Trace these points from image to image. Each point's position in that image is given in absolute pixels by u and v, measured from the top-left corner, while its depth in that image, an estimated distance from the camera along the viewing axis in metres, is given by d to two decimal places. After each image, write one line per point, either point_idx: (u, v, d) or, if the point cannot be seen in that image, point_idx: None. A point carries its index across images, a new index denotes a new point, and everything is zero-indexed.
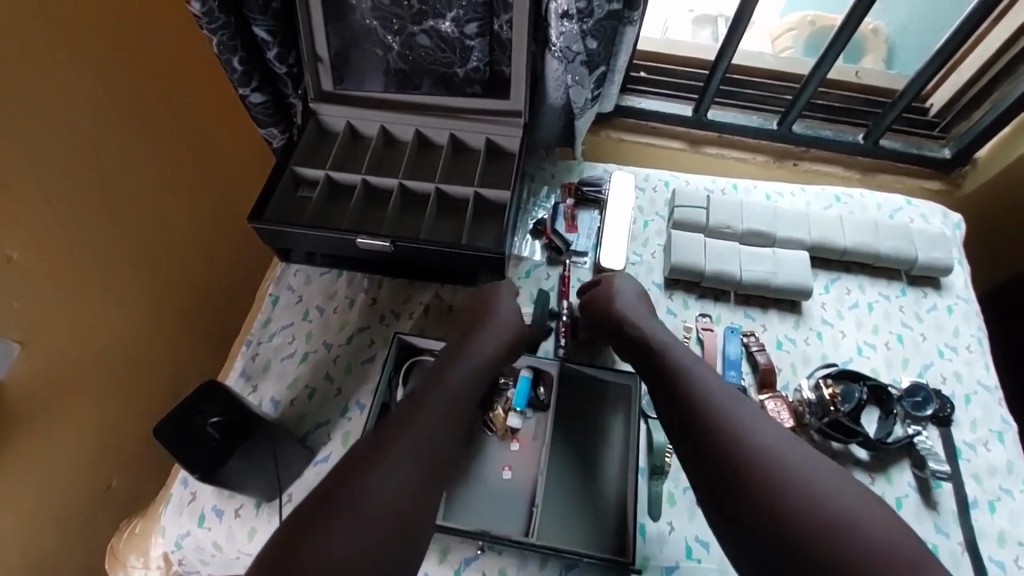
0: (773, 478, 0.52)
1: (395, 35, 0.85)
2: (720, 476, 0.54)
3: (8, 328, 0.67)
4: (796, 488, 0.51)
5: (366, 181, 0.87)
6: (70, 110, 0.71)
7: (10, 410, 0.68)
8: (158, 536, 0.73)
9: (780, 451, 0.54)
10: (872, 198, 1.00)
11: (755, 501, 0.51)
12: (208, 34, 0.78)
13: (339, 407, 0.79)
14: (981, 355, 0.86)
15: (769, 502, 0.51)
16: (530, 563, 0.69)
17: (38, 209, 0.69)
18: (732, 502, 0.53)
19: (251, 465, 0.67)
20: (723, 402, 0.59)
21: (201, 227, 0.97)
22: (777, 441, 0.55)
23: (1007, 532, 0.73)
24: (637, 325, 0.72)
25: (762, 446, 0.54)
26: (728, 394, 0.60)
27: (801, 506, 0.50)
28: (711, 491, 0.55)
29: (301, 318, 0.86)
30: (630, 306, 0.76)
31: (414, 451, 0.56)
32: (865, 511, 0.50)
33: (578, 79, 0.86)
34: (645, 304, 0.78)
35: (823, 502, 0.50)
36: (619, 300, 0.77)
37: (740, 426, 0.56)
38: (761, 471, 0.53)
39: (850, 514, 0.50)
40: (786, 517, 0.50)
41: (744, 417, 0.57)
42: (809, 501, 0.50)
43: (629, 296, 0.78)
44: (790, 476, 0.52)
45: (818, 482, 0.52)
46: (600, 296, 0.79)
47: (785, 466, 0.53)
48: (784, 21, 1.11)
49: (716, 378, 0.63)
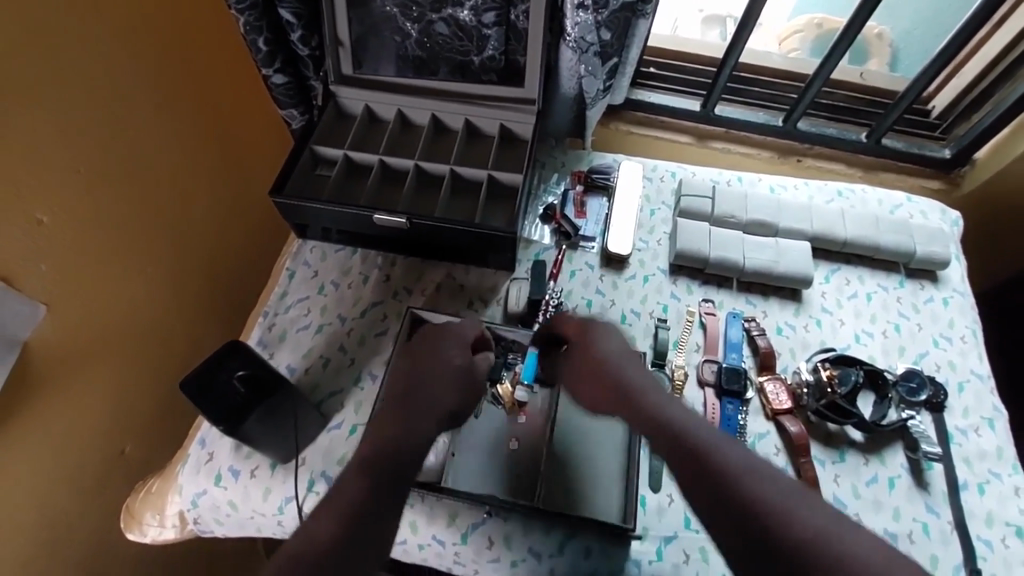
0: (750, 475, 0.49)
1: (414, 23, 0.88)
2: (702, 485, 0.51)
3: (36, 289, 0.69)
4: (770, 484, 0.49)
5: (382, 161, 0.90)
6: (103, 83, 0.74)
7: (36, 368, 0.70)
8: (175, 494, 0.76)
9: (757, 457, 0.52)
10: (873, 194, 1.02)
11: (735, 492, 0.48)
12: (236, 14, 0.82)
13: (352, 376, 0.82)
14: (975, 346, 0.89)
15: (749, 491, 0.48)
16: (534, 530, 0.71)
17: (67, 174, 0.71)
18: (727, 514, 0.48)
19: (268, 425, 0.70)
20: (701, 420, 0.57)
21: (219, 204, 1.00)
22: (749, 447, 0.53)
23: (995, 513, 0.76)
24: (626, 379, 0.64)
25: (737, 451, 0.52)
26: (711, 428, 0.56)
27: (776, 499, 0.47)
28: (708, 509, 0.49)
29: (317, 292, 0.89)
30: (615, 357, 0.68)
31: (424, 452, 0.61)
32: (842, 522, 0.46)
33: (591, 69, 0.89)
34: (632, 353, 0.69)
35: (795, 501, 0.47)
36: (602, 352, 0.69)
37: (720, 447, 0.53)
38: (738, 468, 0.50)
39: (829, 518, 0.46)
40: (766, 506, 0.47)
41: (719, 431, 0.56)
42: (788, 498, 0.47)
43: (610, 347, 0.69)
44: (767, 475, 0.49)
45: (795, 487, 0.49)
46: (580, 352, 0.71)
47: (759, 467, 0.50)
48: (790, 24, 1.14)
49: (700, 419, 0.57)
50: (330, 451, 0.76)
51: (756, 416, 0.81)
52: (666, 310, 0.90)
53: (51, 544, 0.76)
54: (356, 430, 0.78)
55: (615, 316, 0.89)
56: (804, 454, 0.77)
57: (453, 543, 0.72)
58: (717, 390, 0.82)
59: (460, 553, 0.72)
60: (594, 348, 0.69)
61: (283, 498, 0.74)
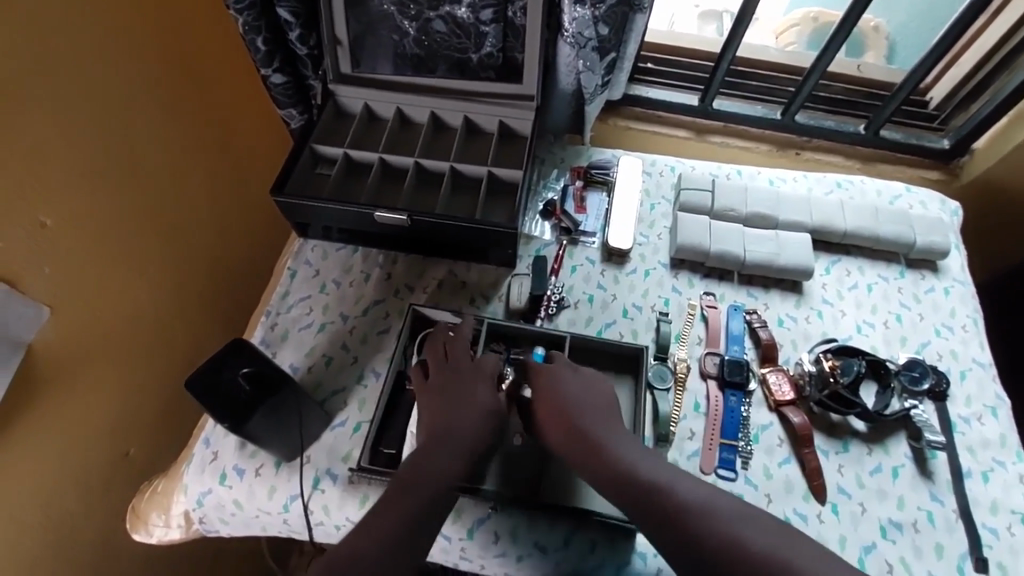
0: (718, 519, 0.57)
1: (412, 21, 0.88)
2: (671, 531, 0.57)
3: (40, 291, 0.69)
4: (710, 523, 0.57)
5: (382, 159, 0.90)
6: (104, 85, 0.74)
7: (39, 371, 0.70)
8: (180, 494, 0.76)
9: (696, 494, 0.59)
10: (872, 185, 1.03)
11: (683, 535, 0.57)
12: (234, 14, 0.82)
13: (356, 374, 0.82)
14: (976, 334, 0.89)
15: (695, 535, 0.56)
16: (540, 524, 0.71)
17: (69, 176, 0.71)
18: (699, 560, 0.55)
19: (273, 424, 0.71)
20: (645, 460, 0.64)
21: (220, 206, 1.00)
22: (687, 484, 0.61)
23: (1000, 500, 0.76)
24: (592, 429, 0.66)
25: (679, 491, 0.60)
26: (678, 474, 0.62)
27: (715, 538, 0.56)
28: (679, 553, 0.56)
29: (318, 290, 0.89)
30: (579, 404, 0.68)
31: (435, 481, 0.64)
32: (767, 545, 0.55)
33: (589, 65, 0.89)
34: (594, 396, 0.70)
35: (733, 535, 0.56)
36: (565, 396, 0.69)
37: (688, 494, 0.59)
38: (682, 512, 0.58)
39: (755, 546, 0.55)
40: (709, 547, 0.55)
41: (661, 472, 0.62)
42: (724, 534, 0.56)
43: (575, 391, 0.70)
44: (730, 515, 0.57)
45: (730, 519, 0.57)
46: (543, 395, 0.70)
47: (698, 503, 0.58)
48: (787, 17, 1.15)
49: (669, 467, 0.63)
50: (335, 449, 0.76)
51: (758, 407, 0.82)
52: (668, 303, 0.90)
53: (57, 547, 0.76)
54: (360, 428, 0.78)
55: (617, 311, 0.89)
56: (807, 445, 0.78)
57: (458, 539, 0.72)
58: (719, 382, 0.82)
59: (466, 548, 0.72)
60: (557, 392, 0.69)
61: (288, 497, 0.74)
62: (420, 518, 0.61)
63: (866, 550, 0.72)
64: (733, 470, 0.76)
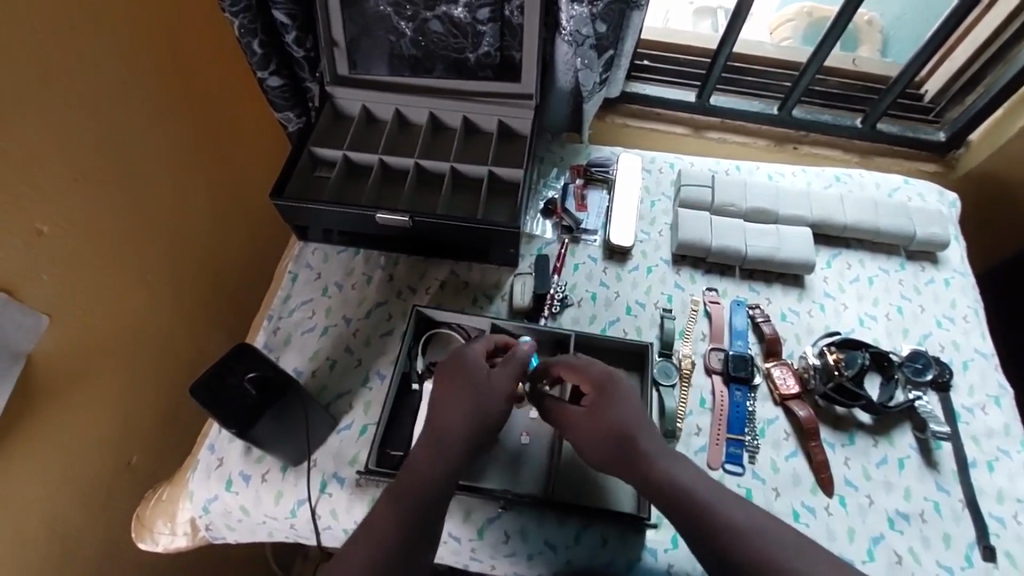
0: (747, 530, 0.57)
1: (408, 21, 0.88)
2: (704, 539, 0.57)
3: (39, 301, 0.69)
4: (739, 531, 0.57)
5: (382, 161, 0.90)
6: (99, 91, 0.73)
7: (37, 382, 0.69)
8: (186, 501, 0.76)
9: (724, 502, 0.59)
10: (871, 177, 1.03)
11: (714, 542, 0.57)
12: (230, 17, 0.81)
13: (360, 376, 0.82)
14: (978, 325, 0.89)
15: (724, 543, 0.56)
16: (548, 522, 0.71)
17: (66, 184, 0.70)
18: (724, 566, 0.56)
19: (279, 428, 0.71)
20: (677, 466, 0.63)
21: (218, 213, 0.99)
22: (715, 492, 0.60)
23: (1006, 489, 0.76)
24: (632, 438, 0.63)
25: (706, 499, 0.59)
26: (720, 490, 0.61)
27: (745, 545, 0.56)
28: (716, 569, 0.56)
29: (320, 293, 0.89)
30: (632, 426, 0.64)
31: (445, 484, 0.64)
32: (791, 553, 0.55)
33: (587, 62, 0.90)
34: (636, 404, 0.66)
35: (761, 544, 0.56)
36: (607, 406, 0.65)
37: (726, 511, 0.58)
38: (712, 520, 0.58)
39: (780, 556, 0.55)
40: (736, 555, 0.56)
41: (690, 480, 0.61)
42: (753, 542, 0.56)
43: (627, 411, 0.65)
44: (763, 532, 0.57)
45: (757, 527, 0.57)
46: (588, 415, 0.66)
47: (727, 510, 0.58)
48: (782, 12, 1.15)
49: (705, 478, 0.62)
50: (341, 453, 0.76)
51: (764, 401, 0.82)
52: (671, 300, 0.90)
53: (62, 558, 0.75)
54: (366, 430, 0.77)
55: (620, 308, 0.89)
56: (813, 438, 0.78)
57: (468, 539, 0.71)
58: (724, 376, 0.83)
59: (476, 548, 0.72)
60: (609, 412, 0.65)
61: (295, 502, 0.73)
62: (430, 519, 0.61)
63: (874, 541, 0.72)
64: (740, 464, 0.76)
